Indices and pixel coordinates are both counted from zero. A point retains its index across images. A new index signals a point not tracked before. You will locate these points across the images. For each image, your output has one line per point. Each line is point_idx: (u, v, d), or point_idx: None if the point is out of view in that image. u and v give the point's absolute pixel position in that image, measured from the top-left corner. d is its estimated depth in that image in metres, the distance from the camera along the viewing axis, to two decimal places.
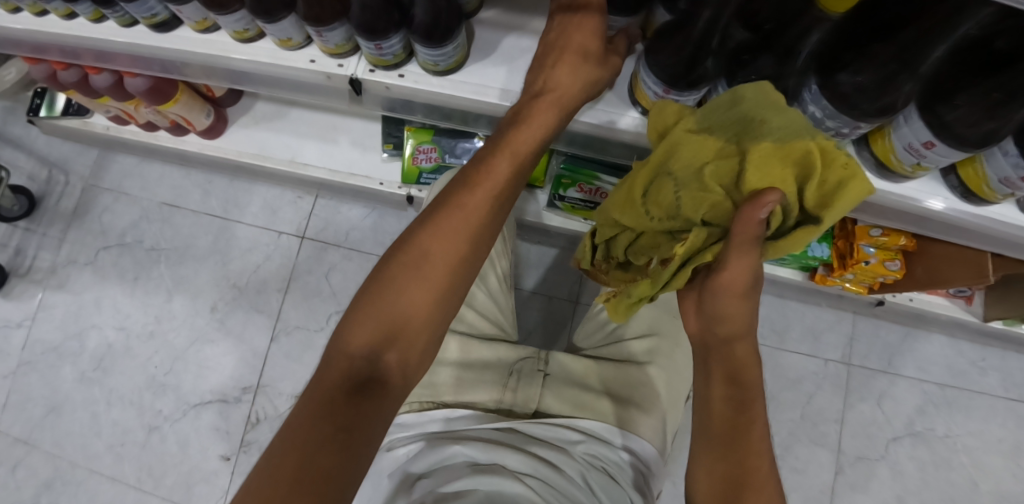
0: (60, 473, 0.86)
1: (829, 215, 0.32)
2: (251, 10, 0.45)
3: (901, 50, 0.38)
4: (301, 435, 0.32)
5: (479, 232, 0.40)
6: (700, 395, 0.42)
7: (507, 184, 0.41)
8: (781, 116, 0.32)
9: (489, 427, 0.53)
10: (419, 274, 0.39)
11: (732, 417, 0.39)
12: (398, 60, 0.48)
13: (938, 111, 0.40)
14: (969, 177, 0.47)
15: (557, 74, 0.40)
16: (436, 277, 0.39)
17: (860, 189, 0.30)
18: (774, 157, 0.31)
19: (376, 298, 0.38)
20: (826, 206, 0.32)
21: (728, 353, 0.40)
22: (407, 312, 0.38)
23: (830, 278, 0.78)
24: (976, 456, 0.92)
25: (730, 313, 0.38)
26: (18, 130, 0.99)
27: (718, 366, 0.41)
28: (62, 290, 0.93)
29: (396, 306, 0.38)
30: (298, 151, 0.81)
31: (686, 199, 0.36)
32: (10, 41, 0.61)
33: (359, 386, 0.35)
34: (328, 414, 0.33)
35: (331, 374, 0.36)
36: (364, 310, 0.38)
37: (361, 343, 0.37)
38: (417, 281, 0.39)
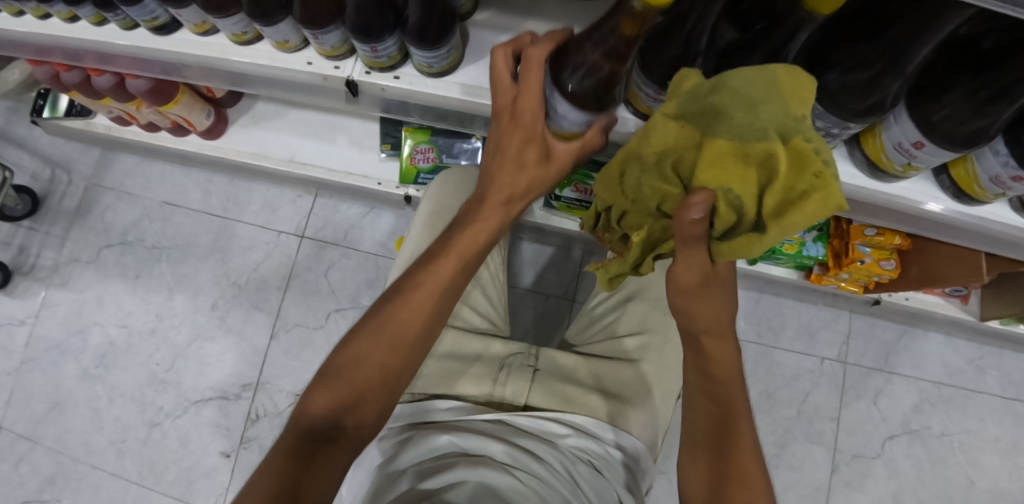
0: (62, 468, 0.87)
1: (780, 228, 0.28)
2: (249, 13, 0.46)
3: (885, 48, 0.38)
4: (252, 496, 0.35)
5: (429, 320, 0.42)
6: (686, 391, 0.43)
7: (459, 272, 0.43)
8: (752, 113, 0.28)
9: (480, 419, 0.53)
10: (378, 337, 0.41)
11: (716, 411, 0.40)
12: (393, 62, 0.49)
13: (925, 109, 0.41)
14: (959, 177, 0.48)
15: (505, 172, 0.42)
16: (391, 352, 0.41)
17: (817, 205, 0.26)
18: (729, 156, 0.29)
19: (345, 355, 0.41)
20: (778, 219, 0.28)
21: (709, 346, 0.41)
22: (357, 387, 0.40)
23: (825, 277, 0.78)
24: (972, 454, 0.92)
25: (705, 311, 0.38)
26: (21, 130, 1.00)
27: (702, 362, 0.41)
28: (65, 288, 0.94)
29: (358, 373, 0.40)
30: (297, 150, 0.82)
31: (648, 185, 0.35)
32: (13, 44, 0.62)
33: (328, 436, 0.39)
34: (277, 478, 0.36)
35: (286, 438, 0.38)
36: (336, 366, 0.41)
37: (328, 401, 0.40)
38: (379, 342, 0.41)
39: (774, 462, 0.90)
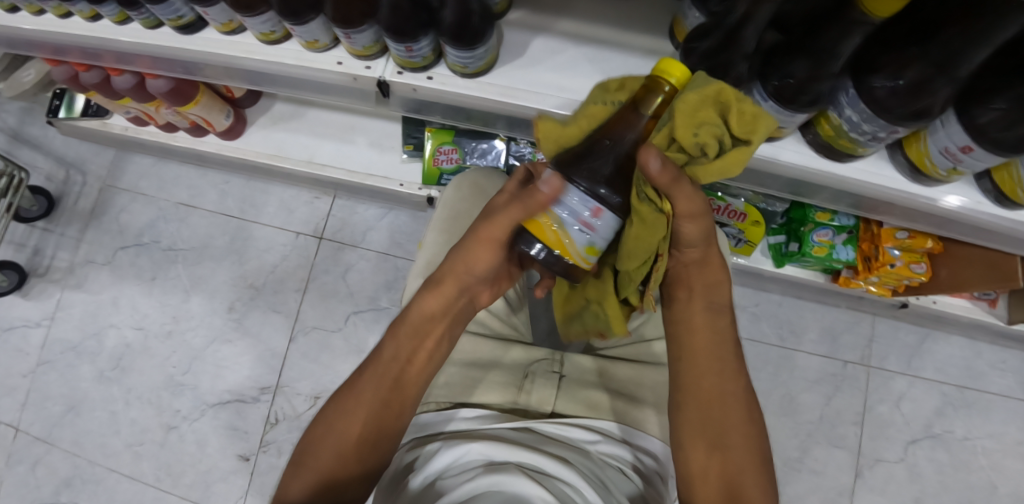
0: (79, 471, 0.87)
1: (753, 138, 0.34)
2: (280, 12, 0.45)
3: (937, 53, 0.37)
4: None
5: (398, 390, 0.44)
6: (682, 313, 0.45)
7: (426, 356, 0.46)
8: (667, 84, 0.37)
9: (505, 426, 0.52)
10: (343, 424, 0.42)
11: (716, 331, 0.44)
12: (426, 62, 0.48)
13: (972, 112, 0.40)
14: (1003, 181, 0.46)
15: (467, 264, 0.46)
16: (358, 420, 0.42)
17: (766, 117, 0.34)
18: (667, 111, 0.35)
19: (315, 449, 0.42)
20: (749, 132, 0.34)
21: (706, 271, 0.45)
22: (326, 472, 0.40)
23: (854, 280, 0.77)
24: (995, 459, 0.91)
25: (692, 230, 0.41)
26: (36, 131, 0.99)
27: (700, 288, 0.45)
28: (81, 290, 0.94)
29: (321, 459, 0.41)
30: (316, 151, 0.81)
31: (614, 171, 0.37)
32: (32, 43, 0.61)
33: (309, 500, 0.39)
34: None
35: None
36: (304, 454, 0.42)
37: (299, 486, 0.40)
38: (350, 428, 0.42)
39: (796, 466, 0.90)
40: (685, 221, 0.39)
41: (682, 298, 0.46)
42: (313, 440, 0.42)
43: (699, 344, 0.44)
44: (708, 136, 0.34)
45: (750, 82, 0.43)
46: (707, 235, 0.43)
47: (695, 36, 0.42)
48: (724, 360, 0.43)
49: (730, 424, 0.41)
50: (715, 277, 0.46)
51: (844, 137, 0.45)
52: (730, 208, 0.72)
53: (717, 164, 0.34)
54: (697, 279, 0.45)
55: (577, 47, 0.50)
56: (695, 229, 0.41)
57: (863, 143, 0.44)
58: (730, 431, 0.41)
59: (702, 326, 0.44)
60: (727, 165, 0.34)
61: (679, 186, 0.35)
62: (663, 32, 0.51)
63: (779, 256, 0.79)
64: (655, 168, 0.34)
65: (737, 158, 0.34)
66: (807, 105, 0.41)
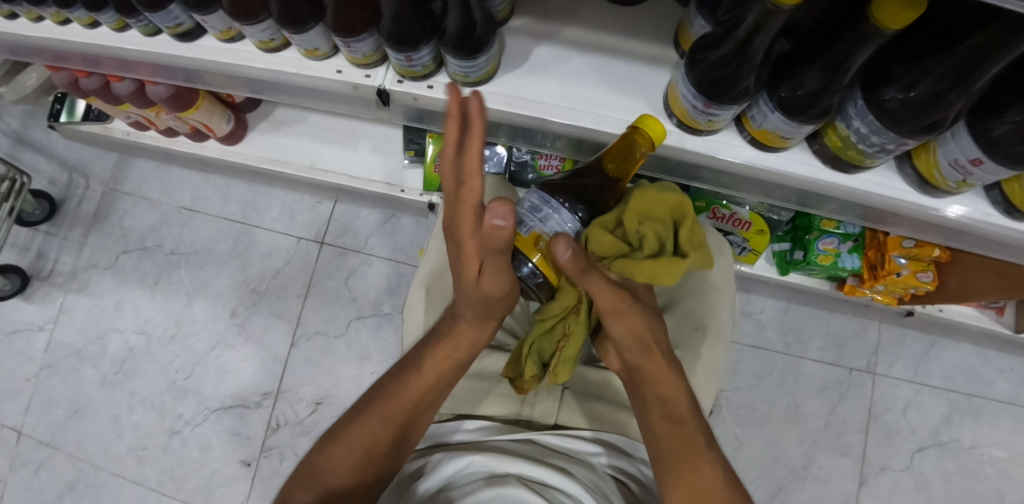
0: (83, 475, 0.87)
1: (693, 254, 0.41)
2: (279, 20, 0.45)
3: (951, 66, 0.36)
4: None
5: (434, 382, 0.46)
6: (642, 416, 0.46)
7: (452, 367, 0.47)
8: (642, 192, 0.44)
9: (508, 438, 0.51)
10: (357, 433, 0.44)
11: (676, 434, 0.44)
12: (427, 71, 0.48)
13: (987, 125, 0.38)
14: (1013, 193, 0.45)
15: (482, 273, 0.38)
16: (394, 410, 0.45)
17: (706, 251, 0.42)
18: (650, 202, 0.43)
19: (333, 449, 0.44)
20: (694, 246, 0.42)
21: (653, 380, 0.46)
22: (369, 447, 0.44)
23: (859, 288, 0.76)
24: (1003, 467, 0.90)
25: (626, 328, 0.43)
26: (40, 134, 0.99)
27: (651, 391, 0.46)
28: (84, 294, 0.94)
29: (360, 438, 0.44)
30: (318, 156, 0.80)
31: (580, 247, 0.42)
32: (32, 49, 0.60)
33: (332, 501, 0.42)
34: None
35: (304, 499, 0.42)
36: (318, 465, 0.44)
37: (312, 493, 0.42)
38: (366, 432, 0.44)
39: (801, 474, 0.89)
40: (610, 317, 0.42)
41: (639, 405, 0.47)
42: (332, 445, 0.44)
43: (660, 440, 0.44)
44: (650, 231, 0.42)
45: (759, 93, 0.42)
46: (647, 335, 0.45)
47: (704, 46, 0.40)
48: (690, 441, 0.44)
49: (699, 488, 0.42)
50: (664, 373, 0.45)
51: (852, 149, 0.44)
52: (736, 216, 0.71)
53: (655, 266, 0.40)
54: (647, 390, 0.46)
55: (581, 55, 0.49)
56: (623, 330, 0.43)
57: (871, 154, 0.43)
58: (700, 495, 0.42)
59: (664, 424, 0.45)
60: (655, 270, 0.40)
61: (589, 278, 0.37)
62: (669, 40, 0.49)
63: (784, 264, 0.77)
64: (563, 257, 0.34)
65: (667, 267, 0.40)
66: (815, 118, 0.40)
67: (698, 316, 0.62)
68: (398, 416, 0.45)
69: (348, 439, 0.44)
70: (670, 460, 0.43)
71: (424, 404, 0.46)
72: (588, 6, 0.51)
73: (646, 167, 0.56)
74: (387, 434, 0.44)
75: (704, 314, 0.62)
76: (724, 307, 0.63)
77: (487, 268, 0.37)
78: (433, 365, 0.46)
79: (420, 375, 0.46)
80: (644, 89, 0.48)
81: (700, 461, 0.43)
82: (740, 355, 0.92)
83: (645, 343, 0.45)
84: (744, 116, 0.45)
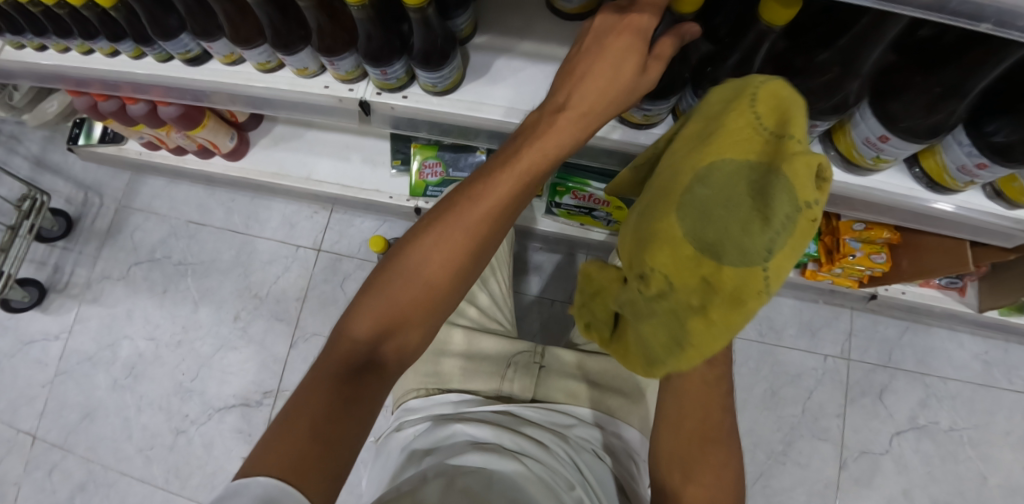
0: (93, 475, 0.91)
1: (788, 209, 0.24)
2: (273, 44, 0.52)
3: (840, 54, 0.42)
4: (401, 290, 0.38)
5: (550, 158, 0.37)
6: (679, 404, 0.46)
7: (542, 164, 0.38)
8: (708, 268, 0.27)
9: (488, 409, 0.55)
10: (390, 295, 0.37)
11: (704, 417, 0.45)
12: (401, 83, 0.54)
13: (886, 106, 0.44)
14: (930, 169, 0.51)
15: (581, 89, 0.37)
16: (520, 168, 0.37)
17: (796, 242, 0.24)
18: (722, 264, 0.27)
19: (355, 324, 0.37)
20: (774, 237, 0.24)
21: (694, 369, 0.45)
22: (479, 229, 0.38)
23: (819, 273, 0.81)
24: (982, 448, 0.93)
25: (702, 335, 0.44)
26: (58, 157, 1.07)
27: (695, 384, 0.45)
28: (97, 303, 1.00)
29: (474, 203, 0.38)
30: (314, 168, 0.87)
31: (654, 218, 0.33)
32: (57, 77, 0.68)
33: (363, 370, 0.36)
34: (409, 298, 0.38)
35: (406, 295, 0.37)
36: (414, 265, 0.38)
37: (319, 406, 0.32)
38: (398, 301, 0.37)
39: (781, 459, 0.92)
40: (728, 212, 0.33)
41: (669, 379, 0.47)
42: (362, 297, 0.39)
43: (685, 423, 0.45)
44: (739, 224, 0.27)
45: (686, 87, 0.48)
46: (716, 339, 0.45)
47: None
48: (710, 416, 0.45)
49: (704, 472, 0.43)
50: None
51: None
52: None
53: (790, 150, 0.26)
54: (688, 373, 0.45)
55: (536, 64, 0.56)
56: None
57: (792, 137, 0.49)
58: (705, 470, 0.43)
59: (695, 412, 0.45)
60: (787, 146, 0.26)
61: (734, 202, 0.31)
62: None
63: None
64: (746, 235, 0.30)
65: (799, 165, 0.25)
66: None
67: None
68: (420, 304, 0.38)
69: (445, 231, 0.38)
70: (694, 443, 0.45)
71: (470, 263, 0.39)
72: (541, 21, 0.58)
73: (603, 163, 0.61)
74: (420, 295, 0.38)
75: None
76: None
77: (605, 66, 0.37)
78: (527, 159, 0.37)
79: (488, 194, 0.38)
80: None
81: (718, 450, 0.44)
82: None
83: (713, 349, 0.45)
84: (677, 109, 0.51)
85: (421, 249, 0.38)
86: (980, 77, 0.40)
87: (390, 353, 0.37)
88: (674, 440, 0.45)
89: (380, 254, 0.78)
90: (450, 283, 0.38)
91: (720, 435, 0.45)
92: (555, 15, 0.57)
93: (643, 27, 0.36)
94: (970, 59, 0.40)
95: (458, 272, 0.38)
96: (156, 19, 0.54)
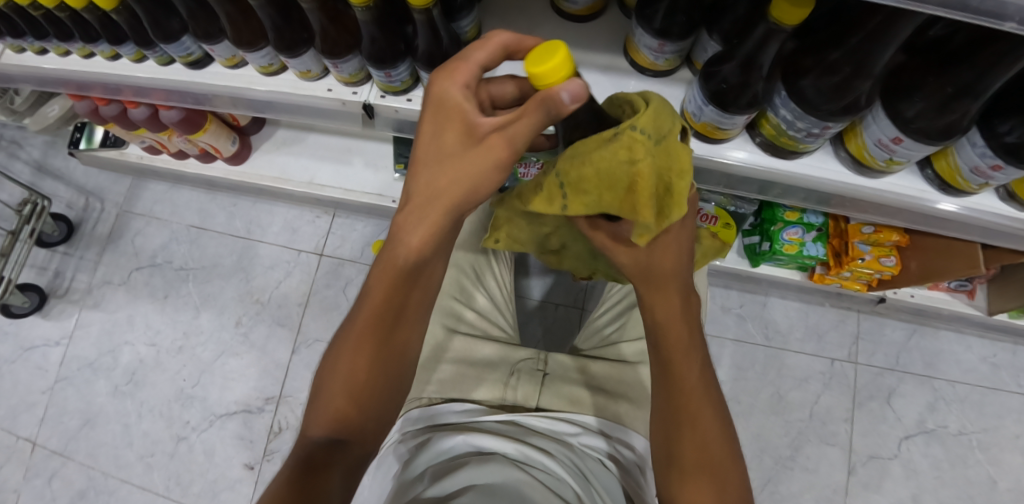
0: (93, 482, 0.90)
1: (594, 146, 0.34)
2: (275, 46, 0.51)
3: (851, 54, 0.41)
4: (330, 387, 0.40)
5: (427, 237, 0.38)
6: (665, 395, 0.43)
7: (419, 247, 0.38)
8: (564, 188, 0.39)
9: (494, 419, 0.53)
10: (326, 393, 0.40)
11: (690, 403, 0.42)
12: (406, 86, 0.54)
13: (898, 107, 0.43)
14: (942, 170, 0.50)
15: (421, 178, 0.38)
16: (393, 260, 0.39)
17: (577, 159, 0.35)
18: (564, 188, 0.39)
19: (311, 422, 0.40)
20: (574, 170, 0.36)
21: (669, 355, 0.43)
22: (378, 313, 0.40)
23: (827, 276, 0.80)
24: (992, 453, 0.92)
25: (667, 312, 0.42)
26: (59, 162, 1.07)
27: (681, 370, 0.42)
28: (97, 309, 0.99)
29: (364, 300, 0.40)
30: (316, 173, 0.86)
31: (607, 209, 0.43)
32: (58, 81, 0.67)
33: (319, 466, 0.38)
34: (341, 392, 0.39)
35: (336, 395, 0.39)
36: (336, 361, 0.40)
37: None
38: (335, 397, 0.39)
39: (789, 464, 0.91)
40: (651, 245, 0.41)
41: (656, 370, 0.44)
42: (309, 408, 0.41)
43: (669, 410, 0.42)
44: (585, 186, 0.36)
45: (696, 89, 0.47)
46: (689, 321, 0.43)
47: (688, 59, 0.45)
48: (708, 447, 0.41)
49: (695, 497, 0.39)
50: (671, 298, 0.42)
51: (784, 136, 0.48)
52: (703, 212, 0.76)
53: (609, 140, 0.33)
54: (664, 351, 0.43)
55: None
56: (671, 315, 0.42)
57: (801, 139, 0.48)
58: (702, 495, 0.39)
59: (683, 400, 0.42)
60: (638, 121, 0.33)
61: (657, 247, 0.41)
62: (620, 50, 0.55)
63: (754, 256, 0.81)
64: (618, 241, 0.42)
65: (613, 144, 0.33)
66: (745, 107, 0.45)
67: None
68: (356, 387, 0.39)
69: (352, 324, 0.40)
70: (676, 433, 0.42)
71: (378, 342, 0.40)
72: (547, 22, 0.57)
73: None
74: (348, 386, 0.39)
75: None
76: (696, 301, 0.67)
77: (433, 150, 0.37)
78: (399, 255, 0.39)
79: (373, 289, 0.40)
80: (597, 93, 0.54)
81: (708, 437, 0.41)
82: (722, 349, 0.96)
83: (690, 331, 0.43)
84: (688, 113, 0.51)
85: (335, 352, 0.41)
86: (994, 77, 0.39)
87: (352, 438, 0.40)
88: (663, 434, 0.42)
89: None
90: (366, 363, 0.40)
91: (707, 425, 0.41)
92: (560, 17, 0.57)
93: (450, 95, 0.36)
94: (981, 60, 0.39)
95: (380, 348, 0.40)
96: (157, 21, 0.54)
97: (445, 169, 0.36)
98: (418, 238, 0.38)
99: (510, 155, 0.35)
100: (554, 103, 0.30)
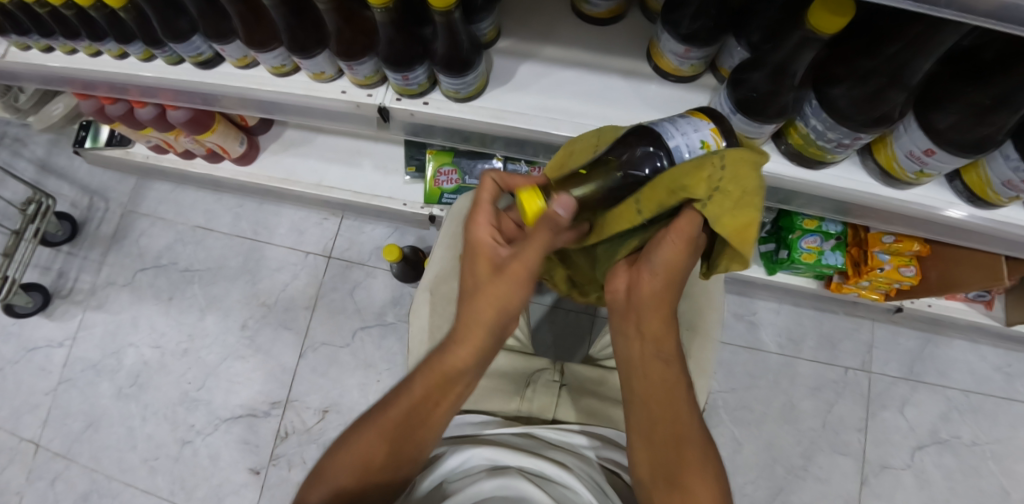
0: (97, 485, 0.89)
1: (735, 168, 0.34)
2: (289, 47, 0.50)
3: (886, 64, 0.39)
4: (344, 466, 0.41)
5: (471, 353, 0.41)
6: (644, 410, 0.41)
7: (462, 363, 0.41)
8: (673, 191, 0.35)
9: (508, 432, 0.52)
10: (339, 464, 0.41)
11: (670, 418, 0.40)
12: (423, 89, 0.53)
13: (931, 118, 0.42)
14: (972, 182, 0.48)
15: (467, 300, 0.42)
16: (439, 371, 0.42)
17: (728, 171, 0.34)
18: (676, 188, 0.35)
19: (314, 487, 0.41)
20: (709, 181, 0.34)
21: (646, 367, 0.42)
22: (407, 411, 0.41)
23: (845, 285, 0.79)
24: (1006, 464, 0.90)
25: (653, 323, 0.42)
26: (63, 161, 1.06)
27: (658, 385, 0.41)
28: (101, 310, 0.98)
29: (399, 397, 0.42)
30: (324, 175, 0.85)
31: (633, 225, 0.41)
32: (63, 80, 0.66)
33: None
34: (353, 473, 0.40)
35: (343, 474, 0.40)
36: (356, 439, 0.41)
37: None
38: (345, 467, 0.41)
39: (801, 474, 0.90)
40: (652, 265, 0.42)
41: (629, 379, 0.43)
42: (317, 470, 0.42)
43: (652, 425, 0.41)
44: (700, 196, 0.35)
45: (723, 96, 0.46)
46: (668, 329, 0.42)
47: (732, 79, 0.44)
48: (693, 466, 0.39)
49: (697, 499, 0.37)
50: (651, 313, 0.41)
51: (812, 145, 0.47)
52: None
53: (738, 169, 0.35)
54: (638, 364, 0.42)
55: (562, 70, 0.54)
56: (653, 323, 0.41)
57: (830, 150, 0.47)
58: None
59: (665, 416, 0.41)
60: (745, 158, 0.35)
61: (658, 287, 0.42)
62: (643, 55, 0.54)
63: (771, 264, 0.80)
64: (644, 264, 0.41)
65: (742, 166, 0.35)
66: (775, 116, 0.44)
67: (688, 317, 0.61)
68: (368, 473, 0.40)
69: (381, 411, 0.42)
70: (659, 453, 0.40)
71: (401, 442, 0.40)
72: (567, 25, 0.56)
73: None
74: (365, 470, 0.40)
75: (693, 313, 0.61)
76: (712, 310, 0.62)
77: (476, 276, 0.43)
78: (442, 364, 0.42)
79: (413, 390, 0.42)
80: (618, 99, 0.53)
81: (692, 456, 0.39)
82: (734, 356, 0.95)
83: (667, 339, 0.42)
84: None
85: (358, 433, 0.42)
86: None
87: None
88: (645, 448, 0.41)
89: (392, 263, 0.76)
90: (382, 457, 0.40)
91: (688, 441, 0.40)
92: (581, 19, 0.56)
93: (478, 233, 0.45)
94: (1018, 72, 0.37)
95: (395, 447, 0.40)
96: (166, 21, 0.52)
97: (493, 293, 0.41)
98: (461, 354, 0.41)
99: (530, 274, 0.41)
100: (553, 217, 0.36)
